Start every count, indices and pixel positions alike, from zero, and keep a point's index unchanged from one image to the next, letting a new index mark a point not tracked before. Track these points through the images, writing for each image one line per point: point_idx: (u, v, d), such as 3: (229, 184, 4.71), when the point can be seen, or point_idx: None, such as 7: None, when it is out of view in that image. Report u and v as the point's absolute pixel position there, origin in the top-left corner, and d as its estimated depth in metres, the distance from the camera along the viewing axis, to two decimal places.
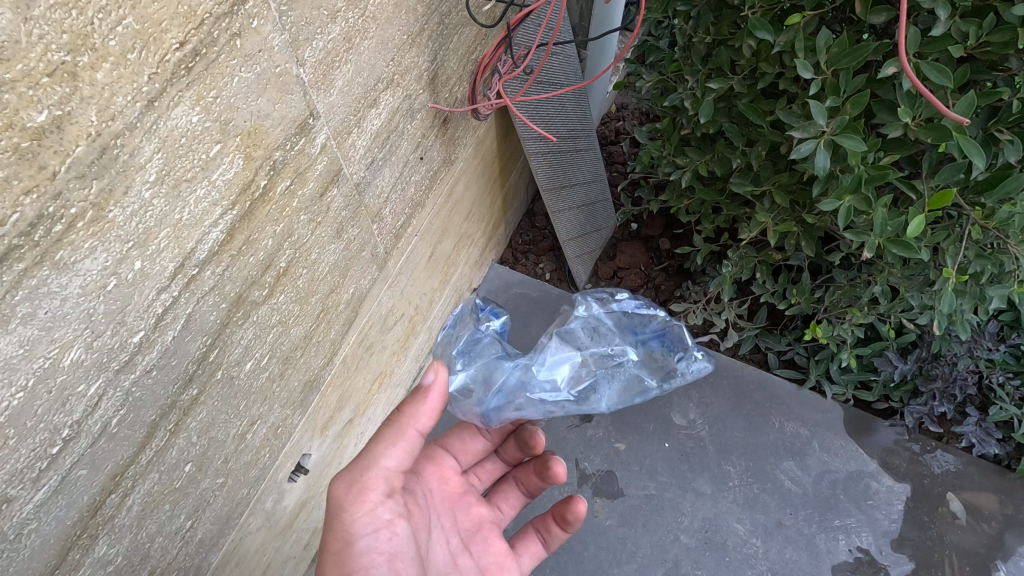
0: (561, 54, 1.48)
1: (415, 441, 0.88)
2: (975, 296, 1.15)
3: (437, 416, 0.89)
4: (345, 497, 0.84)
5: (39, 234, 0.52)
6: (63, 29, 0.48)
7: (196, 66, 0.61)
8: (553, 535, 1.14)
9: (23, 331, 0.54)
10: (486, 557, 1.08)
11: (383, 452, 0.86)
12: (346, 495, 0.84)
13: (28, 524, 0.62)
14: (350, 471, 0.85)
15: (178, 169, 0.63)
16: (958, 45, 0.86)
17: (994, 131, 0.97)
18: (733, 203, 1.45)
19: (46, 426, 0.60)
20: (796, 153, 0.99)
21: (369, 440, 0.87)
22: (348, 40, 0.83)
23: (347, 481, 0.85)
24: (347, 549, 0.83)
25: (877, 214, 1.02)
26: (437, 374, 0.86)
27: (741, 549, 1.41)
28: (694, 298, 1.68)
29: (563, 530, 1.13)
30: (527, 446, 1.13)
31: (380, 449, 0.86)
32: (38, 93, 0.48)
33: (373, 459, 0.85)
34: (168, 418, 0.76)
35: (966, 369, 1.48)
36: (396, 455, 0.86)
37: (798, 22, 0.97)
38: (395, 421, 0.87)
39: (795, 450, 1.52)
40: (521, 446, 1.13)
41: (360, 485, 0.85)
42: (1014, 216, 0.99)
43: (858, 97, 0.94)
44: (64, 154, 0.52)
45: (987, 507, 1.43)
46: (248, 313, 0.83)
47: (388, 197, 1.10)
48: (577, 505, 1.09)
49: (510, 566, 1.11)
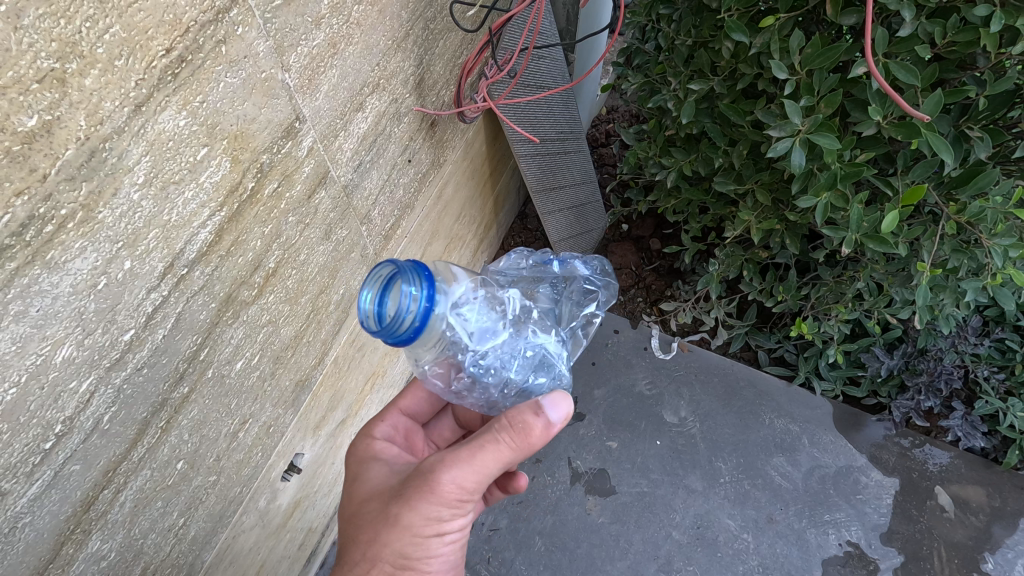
0: (547, 57, 1.50)
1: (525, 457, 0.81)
2: (954, 291, 1.18)
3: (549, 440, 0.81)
4: (452, 496, 0.78)
5: (30, 234, 0.54)
6: (51, 37, 0.50)
7: (182, 71, 0.63)
8: (494, 495, 1.16)
9: (15, 328, 0.56)
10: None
11: (501, 464, 0.78)
12: (455, 495, 0.78)
13: (22, 518, 0.64)
14: (463, 471, 0.77)
15: (165, 171, 0.65)
16: (925, 44, 0.89)
17: (965, 128, 1.01)
18: (719, 202, 1.48)
19: (39, 422, 0.62)
20: (772, 151, 1.02)
21: (488, 446, 0.77)
22: (333, 45, 0.85)
23: (463, 482, 0.77)
24: (435, 537, 0.80)
25: (853, 210, 1.05)
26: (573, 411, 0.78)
27: (732, 544, 1.42)
28: (684, 298, 1.71)
29: (504, 492, 1.14)
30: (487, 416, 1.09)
31: (499, 465, 0.78)
32: (28, 99, 0.50)
33: (490, 467, 0.78)
34: (159, 415, 0.77)
35: (952, 363, 1.49)
36: (502, 470, 0.80)
37: (772, 24, 1.00)
38: (515, 441, 0.77)
39: (785, 446, 1.54)
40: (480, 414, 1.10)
41: (470, 489, 0.78)
42: (986, 211, 1.02)
43: (831, 96, 0.97)
44: (53, 157, 0.54)
45: (974, 500, 1.45)
46: (238, 313, 0.85)
47: (376, 199, 1.12)
48: (519, 480, 1.09)
49: None
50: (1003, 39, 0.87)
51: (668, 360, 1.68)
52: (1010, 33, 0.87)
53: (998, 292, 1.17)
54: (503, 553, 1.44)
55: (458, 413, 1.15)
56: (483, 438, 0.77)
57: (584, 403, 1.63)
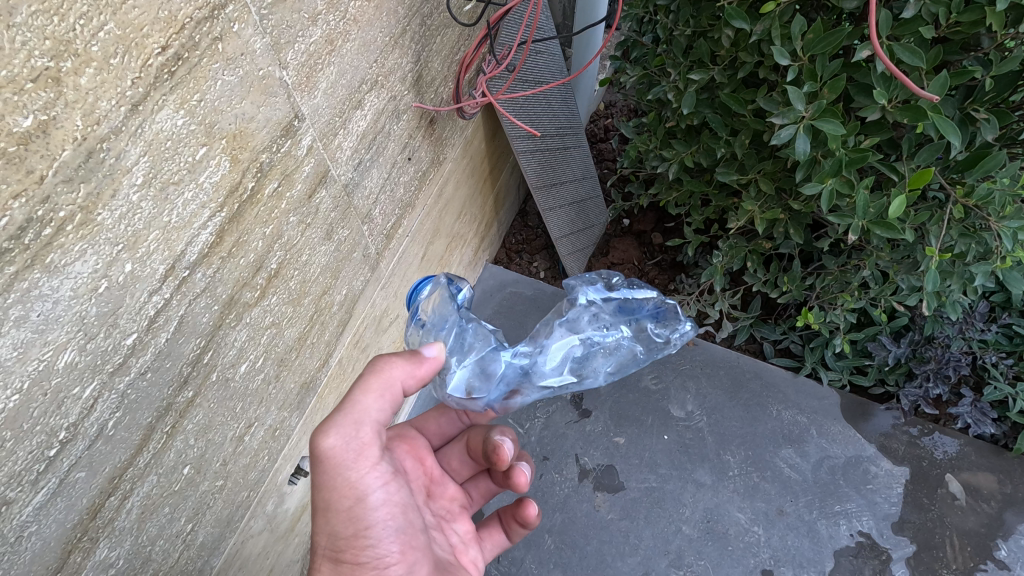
0: (544, 52, 1.49)
1: (400, 398, 0.88)
2: (962, 276, 1.17)
3: (414, 373, 0.88)
4: (344, 455, 0.83)
5: (29, 237, 0.53)
6: (45, 35, 0.49)
7: (178, 70, 0.62)
8: (514, 529, 1.16)
9: (16, 334, 0.55)
10: (453, 537, 1.10)
11: (380, 405, 0.85)
12: (345, 453, 0.83)
13: (28, 527, 0.63)
14: (342, 429, 0.82)
15: (164, 172, 0.65)
16: (929, 25, 0.88)
17: (970, 111, 1.00)
18: (721, 193, 1.47)
19: (43, 429, 0.61)
20: (777, 139, 1.01)
21: (357, 389, 0.83)
22: (330, 42, 0.84)
23: (346, 436, 0.82)
24: (359, 506, 0.85)
25: (859, 196, 1.04)
26: (441, 352, 0.91)
27: (743, 537, 1.41)
28: (687, 291, 1.70)
29: (523, 527, 1.16)
30: (496, 457, 1.04)
31: (368, 404, 0.83)
32: (23, 99, 0.49)
33: (366, 412, 0.83)
34: (164, 420, 0.76)
35: (959, 350, 1.49)
36: (379, 409, 0.85)
37: (773, 10, 0.99)
38: (368, 372, 0.84)
39: (793, 438, 1.53)
40: (490, 454, 1.05)
41: (359, 440, 0.84)
42: (994, 193, 1.01)
43: (834, 82, 0.96)
44: (51, 158, 0.53)
45: (985, 487, 1.44)
46: (241, 315, 0.84)
47: (376, 199, 1.11)
48: (529, 507, 1.11)
49: (475, 552, 1.14)
50: (1007, 20, 0.87)
51: (673, 355, 1.67)
52: (1014, 13, 0.87)
53: (1007, 276, 1.16)
54: (513, 553, 1.42)
55: (465, 448, 1.15)
56: (351, 388, 0.84)
57: (590, 399, 1.62)
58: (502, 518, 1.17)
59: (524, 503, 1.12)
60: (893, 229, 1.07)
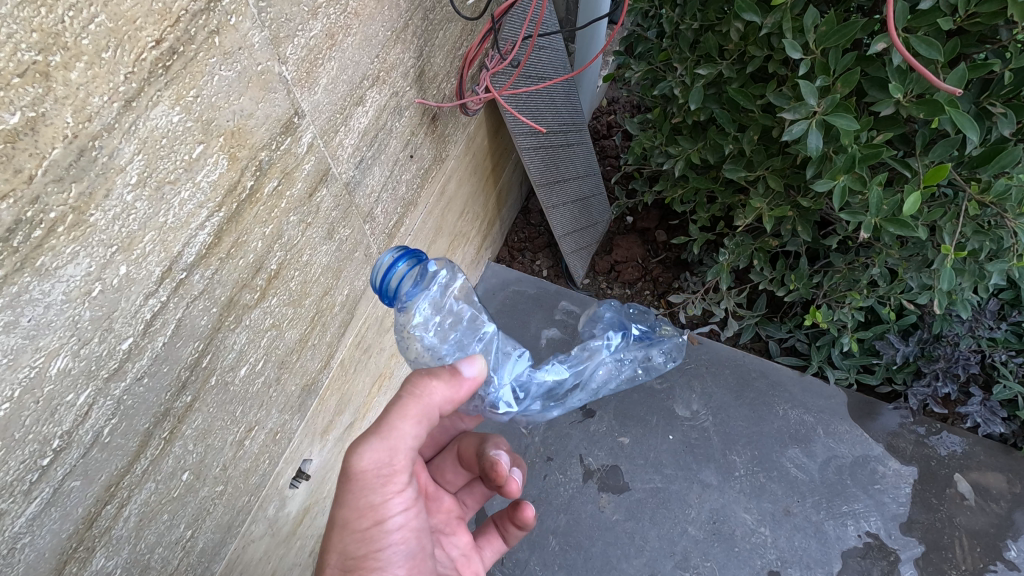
0: (547, 47, 1.46)
1: (436, 420, 0.86)
2: (974, 274, 1.15)
3: (453, 399, 0.85)
4: (373, 476, 0.81)
5: (18, 239, 0.51)
6: (32, 27, 0.47)
7: (174, 64, 0.60)
8: (511, 533, 1.15)
9: (6, 340, 0.53)
10: (451, 551, 1.09)
11: (416, 431, 0.82)
12: (375, 475, 0.81)
13: (20, 539, 0.61)
14: (376, 451, 0.80)
15: (159, 170, 0.62)
16: (948, 16, 0.85)
17: (986, 105, 0.98)
18: (727, 190, 1.45)
19: (35, 437, 0.59)
20: (788, 134, 0.99)
21: (396, 413, 0.81)
22: (331, 37, 0.82)
23: (379, 458, 0.80)
24: (376, 528, 0.84)
25: (872, 192, 1.02)
26: (479, 371, 0.87)
27: (750, 538, 1.39)
28: (693, 289, 1.66)
29: (520, 529, 1.13)
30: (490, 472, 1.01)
31: (405, 430, 0.81)
32: (9, 94, 0.47)
33: (402, 438, 0.81)
34: (162, 426, 0.74)
35: (968, 348, 1.47)
36: (414, 435, 0.82)
37: (784, 2, 0.97)
38: (411, 397, 0.82)
39: (799, 438, 1.51)
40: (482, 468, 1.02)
41: (391, 465, 0.82)
42: (1011, 189, 0.98)
43: (848, 75, 0.94)
44: (40, 157, 0.51)
45: (994, 486, 1.42)
46: (240, 317, 0.82)
47: (378, 197, 1.09)
48: (525, 510, 1.08)
49: (475, 563, 1.13)
50: None
51: None
52: None
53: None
54: (517, 554, 1.41)
55: (458, 458, 1.12)
56: (390, 409, 0.81)
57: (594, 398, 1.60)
58: (498, 522, 1.15)
59: (520, 506, 1.09)
60: (906, 226, 1.04)
